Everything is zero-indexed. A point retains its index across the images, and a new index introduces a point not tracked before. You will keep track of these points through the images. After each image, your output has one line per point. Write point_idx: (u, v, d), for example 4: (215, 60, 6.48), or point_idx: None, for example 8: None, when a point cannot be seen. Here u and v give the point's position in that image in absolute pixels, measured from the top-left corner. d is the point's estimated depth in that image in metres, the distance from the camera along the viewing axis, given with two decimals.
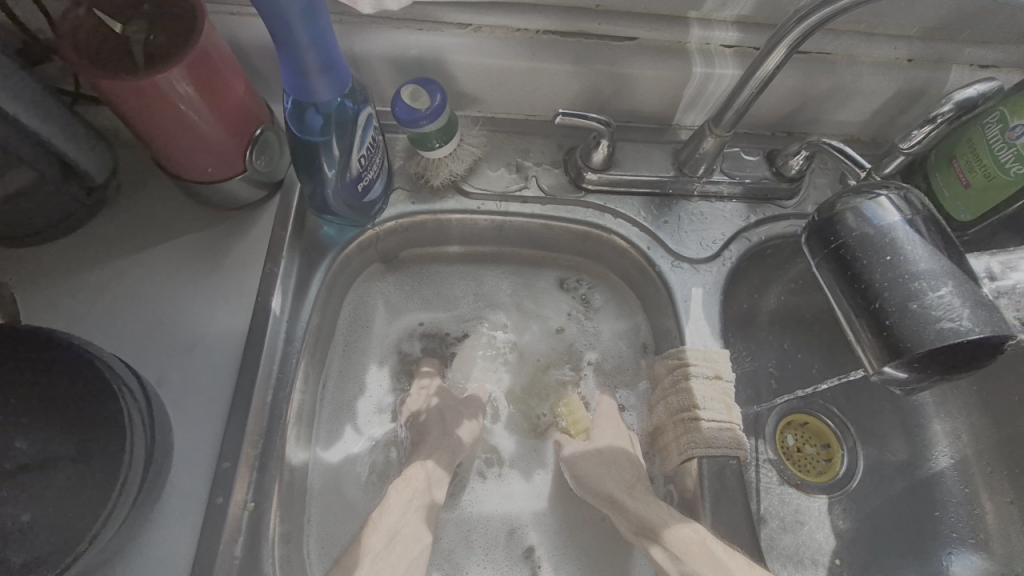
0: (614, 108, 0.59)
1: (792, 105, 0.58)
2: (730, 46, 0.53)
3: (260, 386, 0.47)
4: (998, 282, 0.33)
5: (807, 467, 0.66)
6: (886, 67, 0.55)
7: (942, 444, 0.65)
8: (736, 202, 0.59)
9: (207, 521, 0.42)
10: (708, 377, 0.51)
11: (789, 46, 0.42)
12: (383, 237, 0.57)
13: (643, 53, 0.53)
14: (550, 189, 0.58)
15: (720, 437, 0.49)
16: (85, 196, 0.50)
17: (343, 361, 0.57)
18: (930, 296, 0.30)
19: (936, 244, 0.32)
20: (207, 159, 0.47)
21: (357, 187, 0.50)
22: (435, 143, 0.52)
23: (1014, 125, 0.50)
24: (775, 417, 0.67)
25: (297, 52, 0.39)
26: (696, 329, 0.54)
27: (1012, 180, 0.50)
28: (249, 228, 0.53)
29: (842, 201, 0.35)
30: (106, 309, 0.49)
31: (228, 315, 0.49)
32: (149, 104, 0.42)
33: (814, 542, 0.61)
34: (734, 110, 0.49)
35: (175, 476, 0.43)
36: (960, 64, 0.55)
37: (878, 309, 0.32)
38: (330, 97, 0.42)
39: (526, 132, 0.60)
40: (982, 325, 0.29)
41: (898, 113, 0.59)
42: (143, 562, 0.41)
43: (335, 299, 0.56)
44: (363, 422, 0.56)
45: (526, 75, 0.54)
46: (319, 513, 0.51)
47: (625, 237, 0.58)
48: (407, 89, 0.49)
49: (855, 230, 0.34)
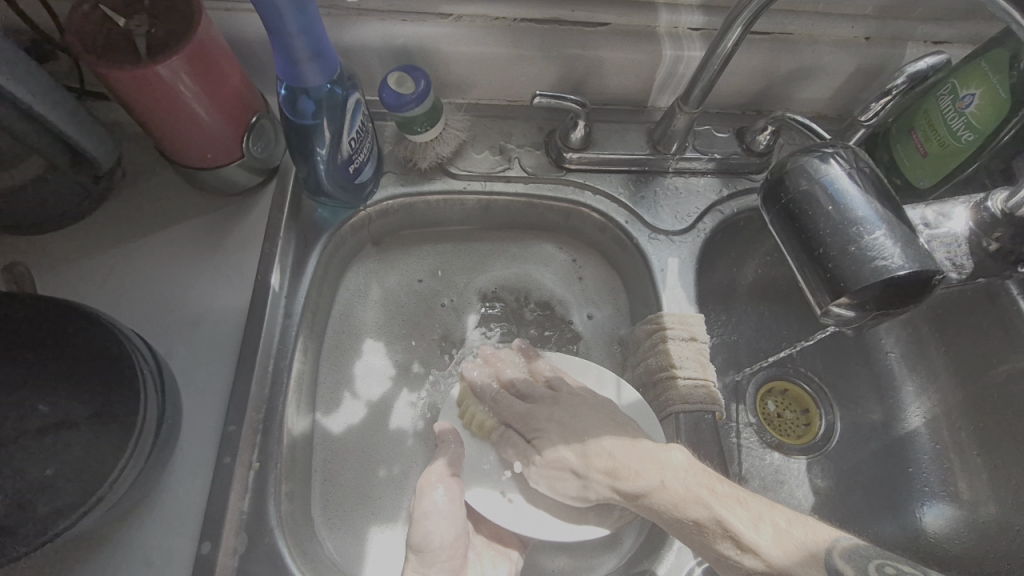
0: (592, 92, 0.62)
1: (761, 85, 0.61)
2: (697, 29, 0.57)
3: (262, 356, 0.50)
4: (931, 229, 0.38)
5: (787, 430, 0.69)
6: (845, 45, 0.58)
7: (914, 404, 0.68)
8: (709, 176, 0.63)
9: (217, 478, 0.45)
10: (684, 339, 0.54)
11: (745, 23, 0.45)
12: (375, 218, 0.60)
13: (615, 37, 0.57)
14: (533, 169, 0.61)
15: (695, 394, 0.53)
16: (92, 184, 0.53)
17: (340, 337, 0.59)
18: (866, 240, 0.34)
19: (873, 194, 0.36)
20: (206, 145, 0.50)
21: (348, 169, 0.53)
22: (421, 127, 0.56)
23: (963, 94, 0.53)
24: (755, 384, 0.70)
25: (288, 40, 0.42)
26: (672, 296, 0.57)
27: (964, 147, 0.53)
28: (247, 212, 0.56)
29: (791, 160, 0.38)
30: (113, 290, 0.52)
31: (231, 293, 0.52)
32: (151, 92, 0.45)
33: (794, 500, 0.64)
34: (701, 88, 0.52)
35: (186, 440, 0.46)
36: (914, 40, 0.58)
37: (822, 255, 0.35)
38: (319, 82, 0.46)
39: (508, 116, 0.63)
40: (910, 262, 0.33)
41: (861, 89, 0.62)
42: (158, 517, 0.44)
43: (331, 277, 0.59)
44: (359, 388, 0.57)
45: (506, 62, 0.57)
46: (320, 479, 0.53)
47: (604, 212, 0.61)
48: (393, 76, 0.52)
49: (801, 185, 0.37)
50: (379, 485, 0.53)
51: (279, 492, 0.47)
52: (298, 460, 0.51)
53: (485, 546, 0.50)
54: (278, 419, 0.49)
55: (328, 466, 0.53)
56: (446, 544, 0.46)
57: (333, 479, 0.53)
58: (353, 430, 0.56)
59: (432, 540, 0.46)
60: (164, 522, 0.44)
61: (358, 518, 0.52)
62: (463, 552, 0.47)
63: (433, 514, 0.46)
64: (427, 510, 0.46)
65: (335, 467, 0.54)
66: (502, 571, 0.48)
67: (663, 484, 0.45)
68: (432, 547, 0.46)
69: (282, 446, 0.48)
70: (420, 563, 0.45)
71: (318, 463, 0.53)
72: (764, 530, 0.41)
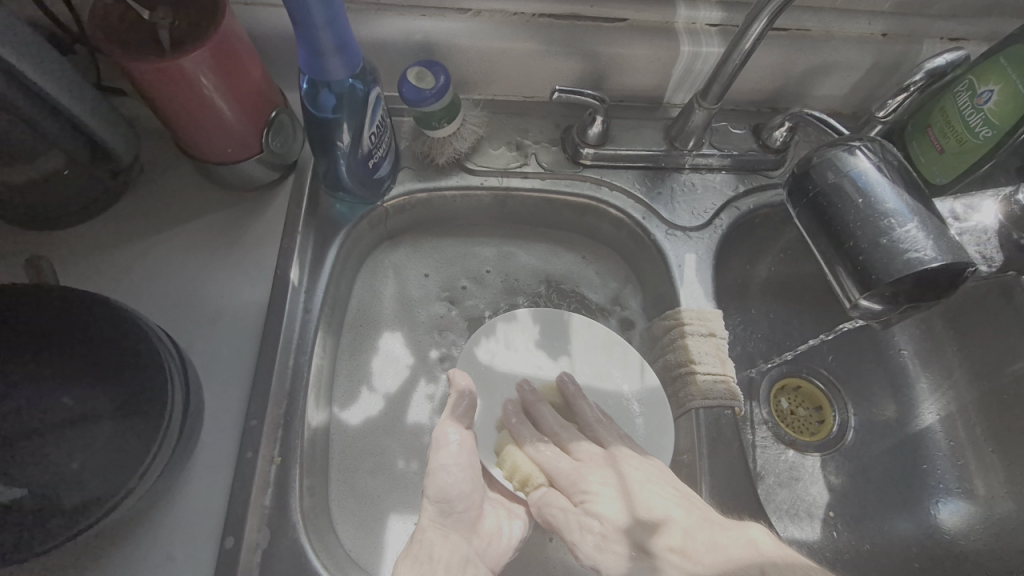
0: (608, 88, 0.62)
1: (777, 81, 0.61)
2: (716, 25, 0.57)
3: (282, 351, 0.50)
4: (961, 223, 0.37)
5: (801, 427, 0.69)
6: (861, 41, 0.58)
7: (928, 401, 0.69)
8: (725, 173, 0.63)
9: (240, 473, 0.45)
10: (703, 335, 0.54)
11: (767, 18, 0.45)
12: (392, 214, 0.60)
13: (633, 34, 0.57)
14: (549, 165, 0.61)
15: (715, 389, 0.52)
16: (111, 179, 0.52)
17: (356, 332, 0.59)
18: (898, 232, 0.34)
19: (902, 187, 0.36)
20: (226, 140, 0.50)
21: (367, 164, 0.53)
22: (440, 123, 0.56)
23: (981, 91, 0.53)
24: (769, 381, 0.70)
25: (314, 33, 0.42)
26: (690, 292, 0.57)
27: (982, 143, 0.53)
28: (266, 207, 0.56)
29: (818, 154, 0.38)
30: (133, 284, 0.52)
31: (250, 288, 0.52)
32: (173, 85, 0.45)
33: (809, 497, 0.64)
34: (720, 84, 0.52)
35: (208, 435, 0.46)
36: (931, 37, 0.58)
37: (853, 247, 0.35)
38: (342, 76, 0.45)
39: (524, 113, 0.63)
40: (943, 254, 0.33)
41: (877, 86, 0.62)
42: (180, 511, 0.44)
43: (349, 272, 0.59)
44: (377, 383, 0.57)
45: (524, 58, 0.58)
46: (339, 476, 0.53)
47: (621, 209, 0.61)
48: (412, 71, 0.52)
49: (829, 178, 0.37)
50: (398, 482, 0.53)
51: (301, 487, 0.47)
52: (317, 456, 0.51)
53: (499, 500, 0.50)
54: (299, 414, 0.49)
55: (347, 462, 0.53)
56: (463, 494, 0.46)
57: (353, 475, 0.53)
58: (371, 426, 0.55)
59: (451, 491, 0.45)
60: (188, 517, 0.44)
61: (377, 514, 0.52)
62: (479, 503, 0.47)
63: (450, 465, 0.46)
64: (443, 463, 0.46)
65: (355, 464, 0.53)
66: (517, 524, 0.48)
67: (672, 514, 0.43)
68: (449, 497, 0.45)
69: (302, 440, 0.48)
70: (437, 514, 0.45)
71: (336, 459, 0.53)
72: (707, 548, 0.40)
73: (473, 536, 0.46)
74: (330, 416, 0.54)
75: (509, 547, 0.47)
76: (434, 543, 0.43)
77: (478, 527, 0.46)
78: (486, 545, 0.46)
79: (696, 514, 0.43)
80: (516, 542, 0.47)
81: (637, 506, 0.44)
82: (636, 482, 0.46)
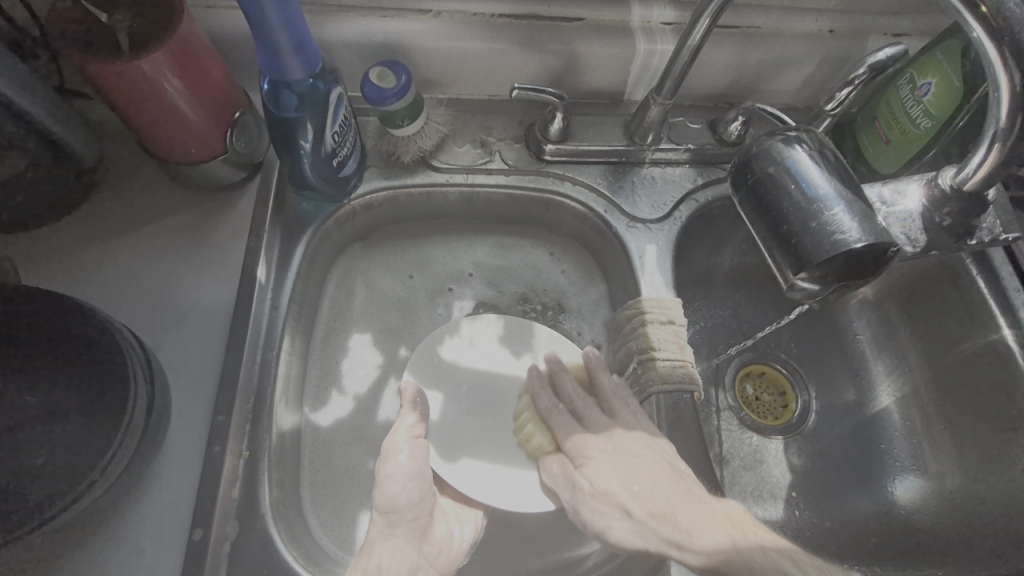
0: (569, 86, 0.63)
1: (731, 77, 0.64)
2: (670, 24, 0.59)
3: (249, 346, 0.50)
4: (889, 207, 0.39)
5: (765, 412, 0.71)
6: (810, 38, 0.61)
7: (884, 383, 0.71)
8: (685, 166, 0.65)
9: (207, 466, 0.46)
10: (662, 322, 0.56)
11: (711, 16, 0.47)
12: (359, 212, 0.61)
13: (591, 33, 0.58)
14: (513, 161, 0.63)
15: (674, 373, 0.54)
16: (75, 181, 0.53)
17: (326, 330, 0.60)
18: (826, 215, 0.36)
19: (832, 173, 0.38)
20: (190, 140, 0.51)
21: (331, 162, 0.54)
22: (403, 121, 0.57)
23: (921, 84, 0.56)
24: (733, 368, 0.73)
25: (272, 35, 0.43)
26: (650, 282, 0.59)
27: (923, 133, 0.56)
28: (232, 207, 0.56)
29: (756, 145, 0.41)
30: (98, 284, 0.52)
31: (217, 286, 0.53)
32: (134, 86, 0.45)
33: (772, 478, 0.66)
34: (672, 80, 0.54)
35: (176, 431, 0.47)
36: (876, 33, 0.61)
37: (786, 230, 0.37)
38: (302, 76, 0.46)
39: (489, 111, 0.65)
40: (866, 235, 0.35)
41: (827, 81, 0.65)
42: (147, 505, 0.44)
43: (317, 270, 0.60)
44: (347, 377, 0.58)
45: (485, 57, 0.59)
46: (309, 468, 0.54)
47: (584, 202, 0.62)
48: (374, 71, 0.53)
49: (766, 167, 0.39)
50: (368, 472, 0.54)
51: (269, 479, 0.47)
52: (287, 449, 0.52)
53: (450, 505, 0.50)
54: (267, 409, 0.50)
55: (317, 456, 0.54)
56: (407, 503, 0.47)
57: (324, 468, 0.54)
58: (342, 420, 0.56)
59: (397, 500, 0.47)
60: (156, 511, 0.44)
61: (347, 507, 0.53)
62: (429, 511, 0.49)
63: (401, 475, 0.47)
64: (392, 471, 0.47)
65: (325, 456, 0.54)
66: (468, 529, 0.49)
67: (653, 478, 0.49)
68: (399, 507, 0.47)
69: (270, 434, 0.49)
70: (386, 523, 0.47)
71: (306, 453, 0.54)
72: (707, 532, 0.46)
73: (423, 543, 0.47)
74: (300, 411, 0.55)
75: (459, 552, 0.48)
76: (383, 555, 0.45)
77: (428, 534, 0.48)
78: (438, 553, 0.47)
79: (666, 475, 0.49)
80: (467, 547, 0.49)
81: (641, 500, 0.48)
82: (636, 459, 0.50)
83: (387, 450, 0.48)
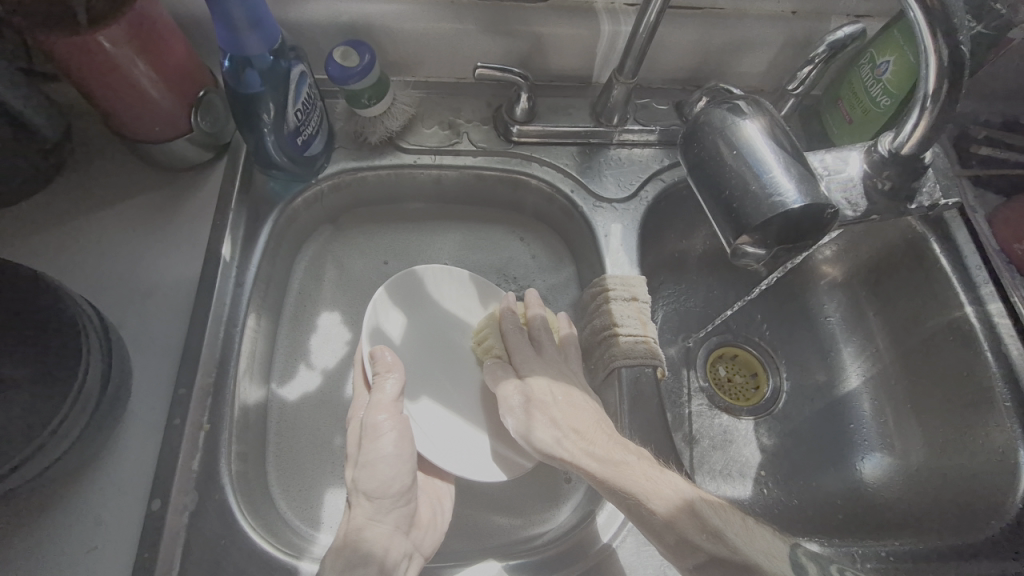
0: (538, 68, 0.64)
1: (697, 59, 0.64)
2: (633, 5, 0.60)
3: (212, 322, 0.51)
4: (830, 173, 0.41)
5: (737, 393, 0.72)
6: (772, 20, 0.62)
7: (853, 364, 0.72)
8: (653, 148, 0.65)
9: (167, 438, 0.46)
10: (625, 299, 0.56)
11: None
12: (328, 193, 0.62)
13: (555, 14, 0.59)
14: (481, 143, 0.63)
15: (636, 349, 0.55)
16: (41, 160, 0.53)
17: (295, 310, 0.60)
18: (766, 178, 0.37)
19: (775, 138, 0.38)
20: (152, 118, 0.51)
21: (296, 141, 0.54)
22: (368, 101, 0.57)
23: (880, 62, 0.57)
24: (705, 351, 0.73)
25: (227, 7, 0.43)
26: (615, 261, 0.59)
27: (883, 112, 0.57)
28: (200, 186, 0.57)
29: (704, 112, 0.41)
30: (64, 262, 0.53)
31: (182, 264, 0.53)
32: (92, 60, 0.46)
33: (741, 458, 0.67)
34: (632, 58, 0.55)
35: (138, 405, 0.47)
36: (838, 14, 0.61)
37: (728, 195, 0.38)
38: (261, 51, 0.47)
39: (458, 94, 0.65)
40: (803, 197, 0.35)
41: (792, 63, 0.66)
42: (107, 476, 0.45)
43: (285, 250, 0.60)
44: (315, 356, 0.59)
45: (450, 38, 0.60)
46: (275, 445, 0.54)
47: (552, 183, 0.63)
48: (337, 50, 0.54)
49: (712, 133, 0.40)
50: (334, 449, 0.55)
51: (230, 452, 0.48)
52: (251, 424, 0.52)
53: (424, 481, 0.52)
54: (229, 383, 0.50)
55: (283, 433, 0.55)
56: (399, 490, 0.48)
57: (290, 445, 0.54)
58: (309, 398, 0.57)
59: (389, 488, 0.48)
60: (116, 482, 0.45)
61: (311, 483, 0.53)
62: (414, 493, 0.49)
63: (388, 455, 0.47)
64: (380, 452, 0.47)
65: (291, 433, 0.55)
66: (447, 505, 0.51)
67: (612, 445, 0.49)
68: (390, 492, 0.47)
69: (232, 408, 0.49)
70: (373, 509, 0.47)
71: (273, 430, 0.54)
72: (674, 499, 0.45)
73: (412, 529, 0.48)
74: (267, 388, 0.55)
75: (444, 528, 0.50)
76: (371, 540, 0.45)
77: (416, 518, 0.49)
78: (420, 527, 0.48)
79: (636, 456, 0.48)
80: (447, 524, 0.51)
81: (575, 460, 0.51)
82: (585, 422, 0.51)
83: (371, 433, 0.47)
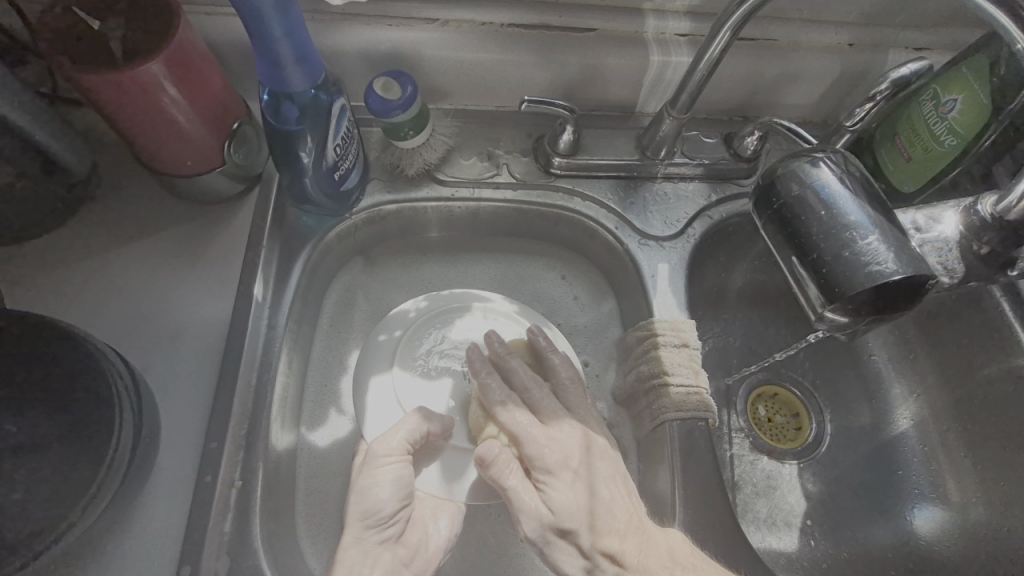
0: (580, 98, 0.61)
1: (747, 90, 0.61)
2: (685, 35, 0.57)
3: (244, 369, 0.48)
4: (923, 233, 0.39)
5: (778, 435, 0.68)
6: (829, 52, 0.59)
7: (903, 406, 0.69)
8: (698, 182, 0.63)
9: (197, 497, 0.43)
10: (675, 345, 0.54)
11: (732, 30, 0.45)
12: (362, 226, 0.59)
13: (603, 43, 0.56)
14: (521, 175, 0.60)
15: (689, 401, 0.52)
16: (66, 193, 0.51)
17: (326, 348, 0.58)
18: (860, 244, 0.35)
19: (863, 199, 0.36)
20: (187, 153, 0.49)
21: (333, 176, 0.52)
22: (409, 133, 0.55)
23: (946, 100, 0.53)
24: (745, 389, 0.69)
25: (273, 45, 0.41)
26: (663, 302, 0.57)
27: (947, 151, 0.53)
28: (230, 221, 0.54)
29: (782, 165, 0.39)
30: (87, 303, 0.50)
31: (212, 305, 0.51)
32: (129, 97, 0.43)
33: (786, 505, 0.64)
34: (688, 94, 0.52)
35: (167, 459, 0.45)
36: (897, 46, 0.59)
37: (816, 259, 0.36)
38: (304, 87, 0.44)
39: (497, 123, 0.63)
40: (904, 267, 0.33)
41: (845, 95, 0.63)
42: (134, 537, 0.42)
43: (317, 287, 0.57)
44: (347, 398, 0.56)
45: (492, 67, 0.57)
46: (305, 495, 0.51)
47: (594, 218, 0.60)
48: (379, 82, 0.51)
49: (793, 190, 0.38)
50: None
51: (263, 510, 0.45)
52: (282, 476, 0.49)
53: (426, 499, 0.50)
54: (261, 434, 0.47)
55: (313, 481, 0.52)
56: (398, 510, 0.46)
57: (321, 495, 0.51)
58: (341, 443, 0.54)
59: (381, 506, 0.45)
60: (146, 545, 0.42)
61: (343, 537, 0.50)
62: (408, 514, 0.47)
63: (389, 480, 0.45)
64: (377, 479, 0.45)
65: (323, 482, 0.52)
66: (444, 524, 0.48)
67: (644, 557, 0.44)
68: (380, 514, 0.45)
69: (265, 461, 0.46)
70: (362, 530, 0.44)
71: (303, 478, 0.52)
72: None
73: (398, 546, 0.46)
74: (297, 434, 0.53)
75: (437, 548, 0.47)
76: (356, 560, 0.43)
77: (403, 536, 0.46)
78: (411, 555, 0.46)
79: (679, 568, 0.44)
80: (443, 544, 0.48)
81: (602, 535, 0.45)
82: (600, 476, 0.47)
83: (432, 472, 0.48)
